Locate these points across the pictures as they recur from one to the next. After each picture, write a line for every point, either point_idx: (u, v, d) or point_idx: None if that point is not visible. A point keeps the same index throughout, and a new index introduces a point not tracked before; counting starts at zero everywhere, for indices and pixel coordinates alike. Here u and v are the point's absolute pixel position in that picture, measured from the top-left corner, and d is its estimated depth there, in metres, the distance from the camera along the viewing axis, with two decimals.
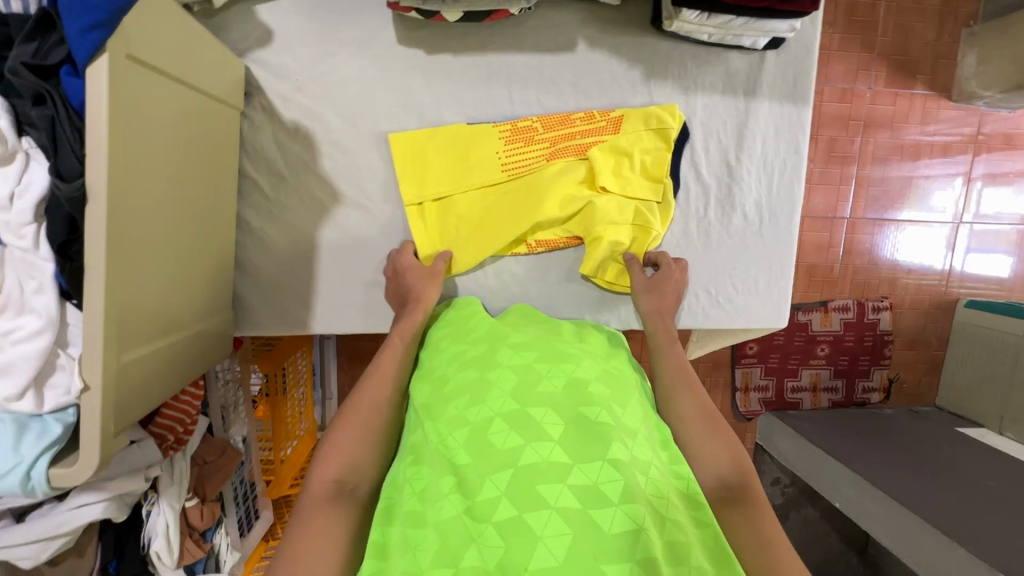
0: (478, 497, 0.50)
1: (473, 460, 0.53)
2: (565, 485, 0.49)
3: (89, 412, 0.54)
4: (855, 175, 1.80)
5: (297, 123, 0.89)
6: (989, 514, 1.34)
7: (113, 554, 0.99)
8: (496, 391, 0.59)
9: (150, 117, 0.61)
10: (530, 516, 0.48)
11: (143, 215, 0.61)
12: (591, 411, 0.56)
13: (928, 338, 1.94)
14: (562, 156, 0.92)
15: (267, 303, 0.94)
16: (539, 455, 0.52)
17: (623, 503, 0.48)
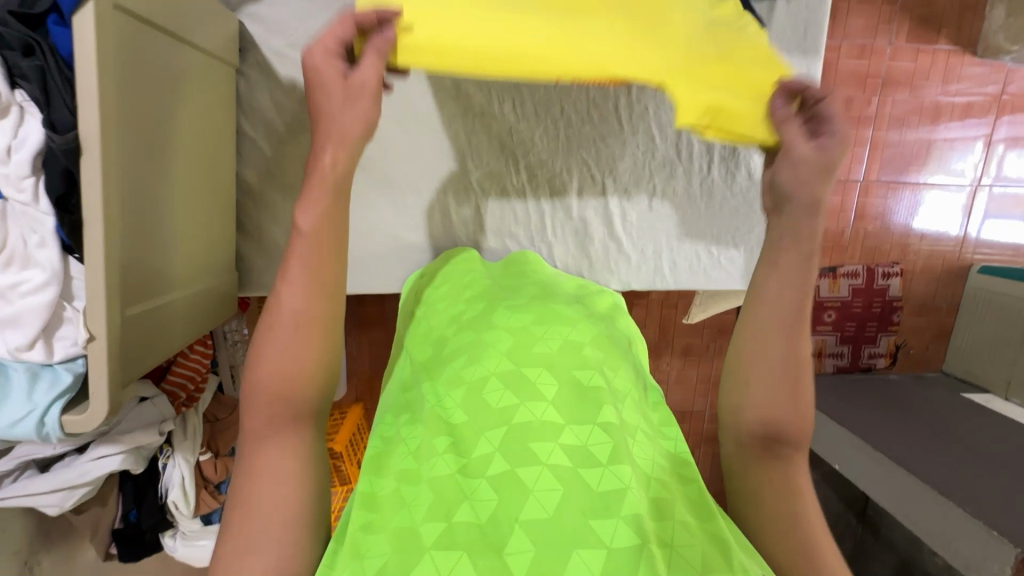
0: (472, 454, 0.51)
1: (468, 418, 0.54)
2: (557, 444, 0.50)
3: (96, 362, 0.56)
4: (870, 136, 1.75)
5: (293, 80, 0.88)
6: (990, 477, 1.36)
7: (133, 503, 1.04)
8: (492, 352, 0.59)
9: (136, 73, 0.60)
10: (522, 470, 0.48)
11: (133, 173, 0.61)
12: (585, 373, 0.56)
13: (939, 304, 1.91)
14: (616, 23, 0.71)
15: (272, 263, 0.95)
16: (532, 415, 0.52)
17: (611, 463, 0.48)
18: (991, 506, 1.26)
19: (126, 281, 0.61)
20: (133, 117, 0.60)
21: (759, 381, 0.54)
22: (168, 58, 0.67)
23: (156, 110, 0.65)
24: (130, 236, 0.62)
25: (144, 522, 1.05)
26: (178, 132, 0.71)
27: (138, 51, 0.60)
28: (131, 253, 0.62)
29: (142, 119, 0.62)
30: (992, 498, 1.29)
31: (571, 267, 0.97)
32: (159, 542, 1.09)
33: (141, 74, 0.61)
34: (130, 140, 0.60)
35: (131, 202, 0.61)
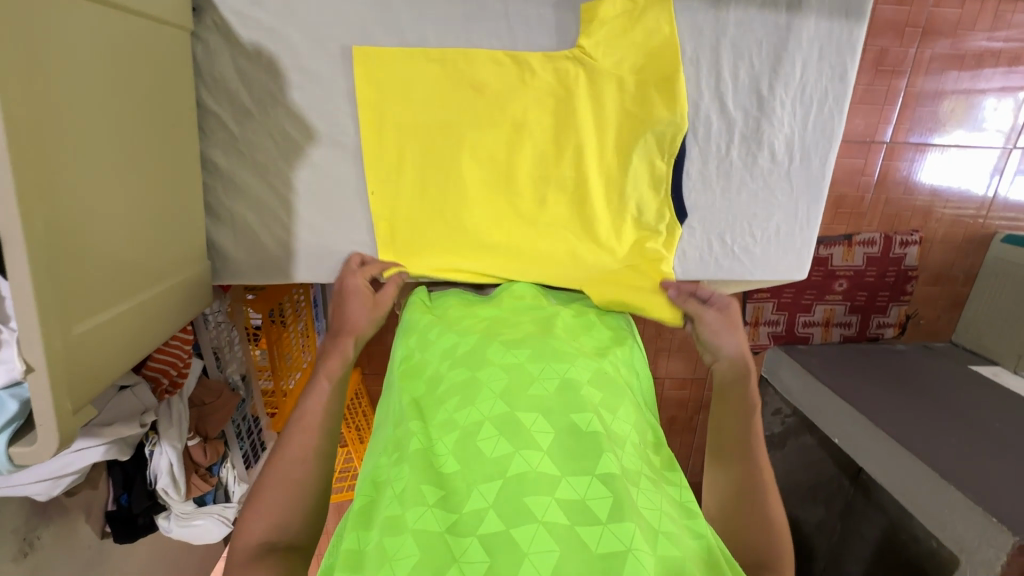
0: (463, 510, 0.54)
1: (460, 467, 0.58)
2: (553, 500, 0.53)
3: (39, 394, 0.51)
4: (904, 89, 1.60)
5: (257, 46, 0.77)
6: (993, 454, 1.33)
7: (122, 488, 1.03)
8: (486, 393, 0.64)
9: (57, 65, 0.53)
10: (517, 531, 0.52)
11: (69, 183, 0.55)
12: (583, 419, 0.60)
13: (955, 273, 1.83)
14: (556, 170, 0.86)
15: (247, 251, 0.87)
16: (527, 465, 0.56)
17: (610, 521, 0.52)
18: (989, 481, 1.24)
19: (70, 298, 0.55)
20: (70, 123, 0.55)
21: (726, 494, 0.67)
22: (102, 40, 0.59)
23: (97, 110, 0.59)
24: (81, 253, 0.57)
25: (135, 506, 1.03)
26: (129, 127, 0.64)
27: (63, 36, 0.54)
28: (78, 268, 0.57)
29: (86, 124, 0.57)
30: (990, 472, 1.26)
31: None
32: (154, 523, 1.09)
33: (74, 67, 0.56)
34: (69, 147, 0.55)
35: (75, 218, 0.56)
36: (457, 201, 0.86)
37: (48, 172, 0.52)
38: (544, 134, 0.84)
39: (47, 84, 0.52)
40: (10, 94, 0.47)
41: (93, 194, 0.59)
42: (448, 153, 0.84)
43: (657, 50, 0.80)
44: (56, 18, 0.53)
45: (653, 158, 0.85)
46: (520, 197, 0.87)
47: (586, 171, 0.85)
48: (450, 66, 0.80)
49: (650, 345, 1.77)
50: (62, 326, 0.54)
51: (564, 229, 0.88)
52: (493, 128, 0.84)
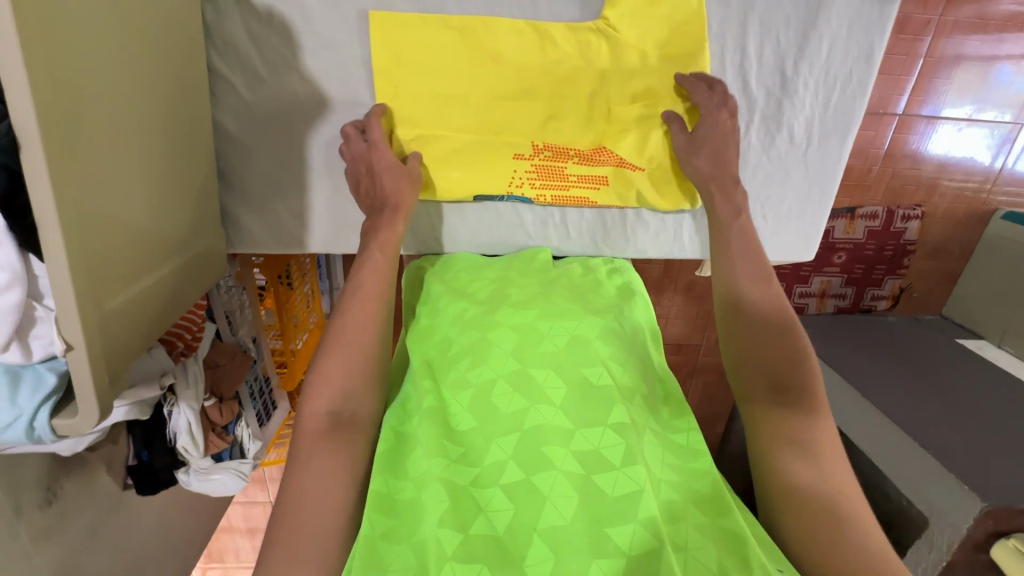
0: (485, 463, 0.65)
1: (477, 422, 0.69)
2: (568, 450, 0.64)
3: (79, 371, 0.53)
4: (925, 56, 1.56)
5: (270, 8, 0.74)
6: (968, 425, 1.39)
7: (142, 445, 1.06)
8: (496, 352, 0.74)
9: (88, 44, 0.52)
10: (536, 479, 0.62)
11: (103, 165, 0.56)
12: (592, 373, 0.72)
13: (952, 248, 1.85)
14: (578, 139, 0.85)
15: (262, 222, 0.87)
16: (542, 419, 0.67)
17: (623, 466, 0.63)
18: (959, 448, 1.31)
19: (104, 276, 0.56)
20: (99, 98, 0.55)
21: (754, 329, 0.73)
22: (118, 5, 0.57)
23: (120, 82, 0.58)
24: (119, 230, 0.59)
25: (156, 461, 1.07)
26: (149, 98, 0.63)
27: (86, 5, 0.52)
28: (113, 246, 0.58)
29: (111, 98, 0.57)
30: (957, 440, 1.34)
31: (583, 233, 0.94)
32: (173, 478, 1.13)
33: (99, 39, 0.54)
34: (100, 125, 0.55)
35: (107, 196, 0.57)
36: (483, 168, 0.86)
37: (82, 152, 0.52)
38: (570, 106, 0.82)
39: (76, 59, 0.51)
40: (44, 79, 0.46)
41: (121, 168, 0.59)
42: (465, 123, 0.83)
43: (683, 23, 0.78)
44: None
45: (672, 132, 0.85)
46: (541, 160, 0.86)
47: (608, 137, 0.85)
48: (470, 35, 0.77)
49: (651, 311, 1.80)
50: (95, 301, 0.55)
51: (587, 197, 0.89)
52: (517, 100, 0.82)
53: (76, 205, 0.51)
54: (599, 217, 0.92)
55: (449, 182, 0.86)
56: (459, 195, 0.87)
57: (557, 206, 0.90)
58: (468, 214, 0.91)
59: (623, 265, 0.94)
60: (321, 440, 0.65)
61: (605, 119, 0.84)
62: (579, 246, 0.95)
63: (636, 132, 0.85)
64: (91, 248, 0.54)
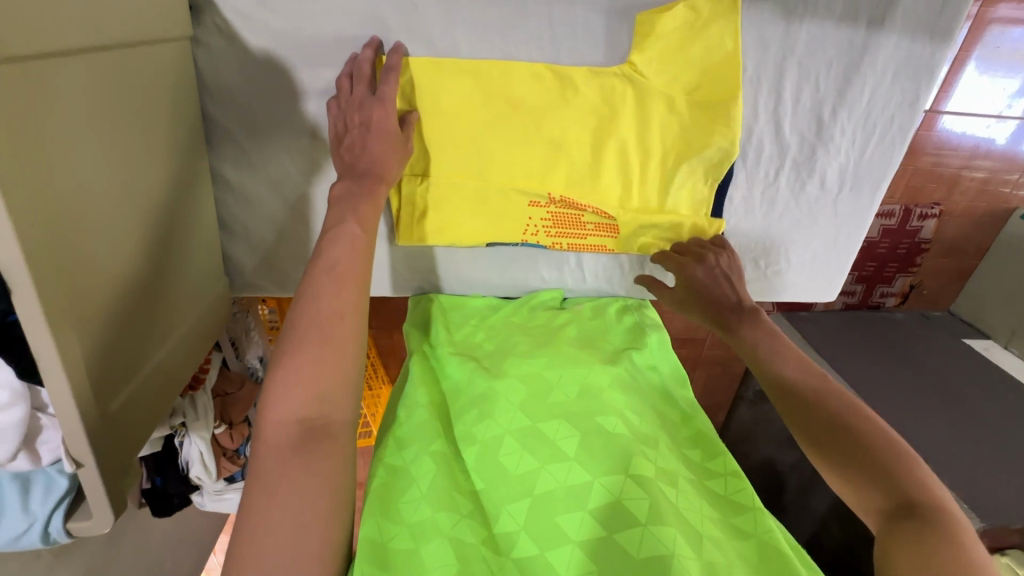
0: (496, 528, 0.63)
1: (486, 484, 0.67)
2: (586, 514, 0.61)
3: (91, 482, 0.52)
4: (969, 25, 1.22)
5: (267, 54, 0.68)
6: (984, 443, 1.22)
7: (156, 472, 1.06)
8: (504, 405, 0.73)
9: (65, 141, 0.48)
10: (551, 554, 0.59)
11: (96, 255, 0.52)
12: (608, 422, 0.69)
13: (966, 245, 1.54)
14: (599, 190, 0.80)
15: (268, 271, 0.84)
16: (553, 482, 0.64)
17: (650, 522, 0.59)
18: (968, 472, 1.15)
19: (107, 374, 0.54)
20: (85, 187, 0.51)
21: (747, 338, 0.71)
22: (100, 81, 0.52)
23: (109, 163, 0.54)
24: (121, 313, 0.56)
25: (170, 488, 1.08)
26: (140, 167, 0.59)
27: (61, 94, 0.47)
28: (115, 334, 0.55)
29: (100, 184, 0.53)
30: (967, 462, 1.17)
31: (599, 276, 0.91)
32: (188, 499, 1.15)
33: (78, 127, 0.50)
34: (88, 215, 0.51)
35: (107, 284, 0.54)
36: (495, 215, 0.82)
37: (71, 248, 0.49)
38: (591, 152, 0.77)
39: (55, 156, 0.47)
40: (20, 194, 0.43)
41: (120, 251, 0.56)
42: (477, 170, 0.78)
43: (717, 69, 0.72)
44: (47, 76, 0.46)
45: (698, 180, 0.80)
46: (558, 206, 0.81)
47: (633, 183, 0.80)
48: (485, 80, 0.72)
49: None
50: (100, 405, 0.53)
51: (605, 245, 0.86)
52: (535, 148, 0.77)
53: (71, 309, 0.48)
54: (615, 258, 0.89)
55: (459, 228, 0.82)
56: (469, 240, 0.84)
57: (573, 251, 0.88)
58: (480, 258, 0.88)
59: (633, 303, 0.92)
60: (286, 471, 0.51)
61: (627, 165, 0.79)
62: (592, 288, 0.93)
63: (660, 177, 0.80)
64: (92, 347, 0.52)
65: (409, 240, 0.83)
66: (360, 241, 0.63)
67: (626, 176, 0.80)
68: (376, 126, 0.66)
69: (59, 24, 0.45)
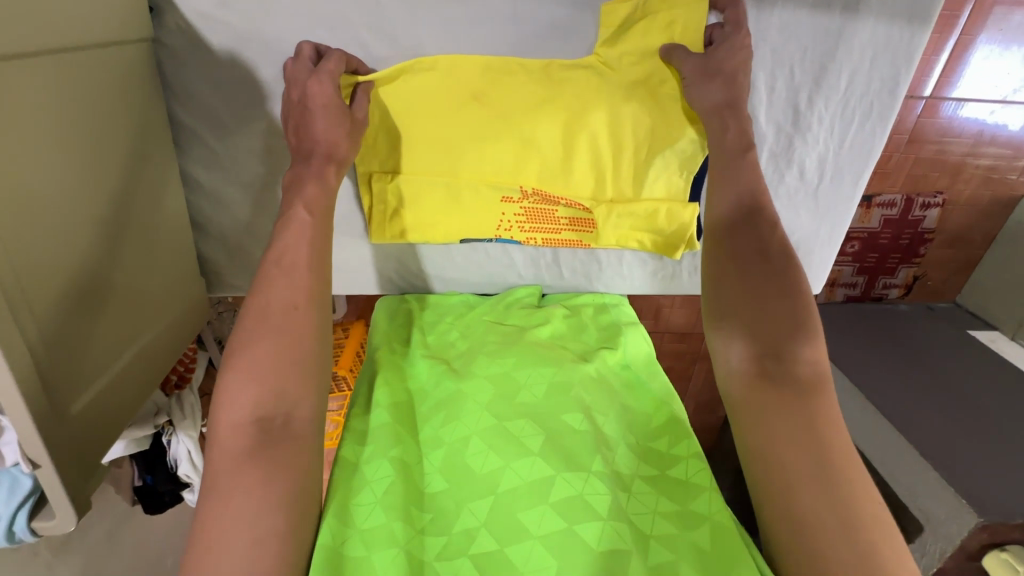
0: (452, 532, 0.62)
1: (448, 485, 0.67)
2: (547, 508, 0.61)
3: (51, 482, 0.52)
4: (969, 8, 1.18)
5: (231, 54, 0.68)
6: (989, 437, 1.17)
7: (146, 470, 1.08)
8: (470, 406, 0.72)
9: (21, 149, 0.49)
10: (510, 550, 0.59)
11: (58, 261, 0.54)
12: (574, 420, 0.70)
13: (973, 236, 1.48)
14: (572, 184, 0.79)
15: (244, 271, 0.84)
16: (516, 479, 0.64)
17: (608, 519, 0.60)
18: (967, 467, 1.11)
19: (65, 375, 0.55)
20: (42, 193, 0.52)
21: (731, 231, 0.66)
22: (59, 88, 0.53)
23: (72, 170, 0.55)
24: (80, 315, 0.57)
25: (159, 486, 1.09)
26: (107, 174, 0.60)
27: (17, 102, 0.48)
28: (73, 339, 0.56)
29: (63, 188, 0.54)
30: (968, 456, 1.12)
31: (577, 273, 0.91)
32: (179, 496, 1.15)
33: (34, 135, 0.51)
34: (49, 220, 0.53)
35: (69, 289, 0.55)
36: (468, 211, 0.81)
37: (28, 253, 0.50)
38: (562, 145, 0.76)
39: (11, 166, 0.48)
40: None
41: (85, 256, 0.57)
42: (446, 167, 0.77)
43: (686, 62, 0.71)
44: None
45: (673, 173, 0.79)
46: (530, 200, 0.81)
47: (605, 177, 0.79)
48: (452, 75, 0.71)
49: (642, 303, 1.60)
50: (59, 409, 0.54)
51: (582, 241, 0.85)
52: (505, 143, 0.76)
53: (19, 315, 0.49)
54: (592, 253, 0.88)
55: (432, 225, 0.82)
56: (443, 237, 0.84)
57: (549, 247, 0.87)
58: (456, 255, 0.87)
59: (611, 300, 0.91)
60: (242, 465, 0.52)
61: (598, 160, 0.78)
62: (570, 284, 0.92)
63: (633, 172, 0.79)
64: (47, 353, 0.52)
65: (384, 239, 0.83)
66: (315, 235, 0.63)
67: (599, 171, 0.78)
68: (331, 127, 0.65)
69: (9, 33, 0.46)
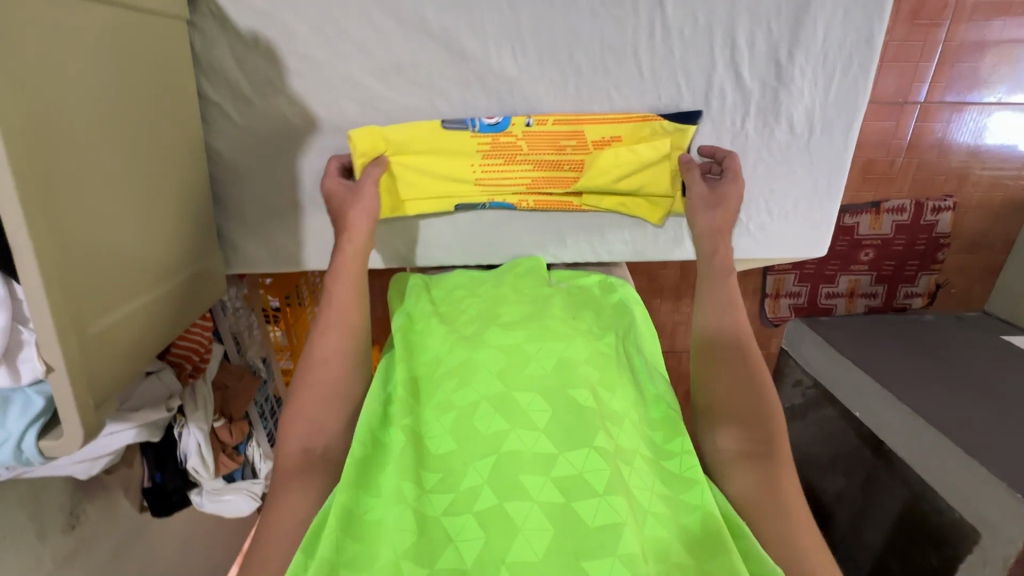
0: (461, 487, 0.58)
1: (455, 445, 0.62)
2: (547, 479, 0.57)
3: (61, 391, 0.54)
4: (950, 19, 1.24)
5: (254, 33, 0.75)
6: None
7: (155, 467, 1.08)
8: (482, 373, 0.67)
9: (58, 84, 0.55)
10: (510, 505, 0.56)
11: (74, 197, 0.57)
12: (580, 395, 0.64)
13: (991, 241, 1.45)
14: (554, 141, 0.83)
15: (262, 245, 0.88)
16: (520, 444, 0.60)
17: (605, 494, 0.55)
18: None
19: (81, 303, 0.57)
20: (58, 148, 0.55)
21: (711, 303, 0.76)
22: (77, 47, 0.57)
23: (99, 114, 0.60)
24: (93, 262, 0.60)
25: (169, 484, 1.09)
26: (128, 130, 0.65)
27: (60, 37, 0.55)
28: (89, 281, 0.59)
29: (86, 130, 0.59)
30: None
31: (579, 239, 0.92)
32: (187, 499, 1.14)
33: (69, 69, 0.56)
34: (72, 161, 0.57)
35: (83, 239, 0.58)
36: (458, 172, 0.85)
37: (55, 196, 0.54)
38: (544, 117, 0.81)
39: (47, 96, 0.53)
40: (17, 122, 0.49)
41: (98, 206, 0.61)
42: (437, 138, 0.82)
43: (670, 25, 0.77)
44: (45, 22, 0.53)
45: (652, 129, 0.82)
46: (517, 161, 0.85)
47: (586, 140, 0.83)
48: (452, 44, 0.77)
49: (657, 319, 1.58)
50: (78, 324, 0.57)
51: (570, 202, 0.88)
52: (503, 108, 0.81)
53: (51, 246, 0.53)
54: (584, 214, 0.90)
55: (429, 190, 0.86)
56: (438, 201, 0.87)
57: (540, 211, 0.89)
58: (461, 225, 0.90)
59: (616, 281, 0.91)
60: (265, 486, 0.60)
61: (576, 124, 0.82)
62: (575, 252, 0.93)
63: (613, 132, 0.83)
64: (73, 292, 0.56)
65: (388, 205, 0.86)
66: (350, 293, 0.75)
67: (579, 139, 0.83)
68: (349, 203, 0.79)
69: None
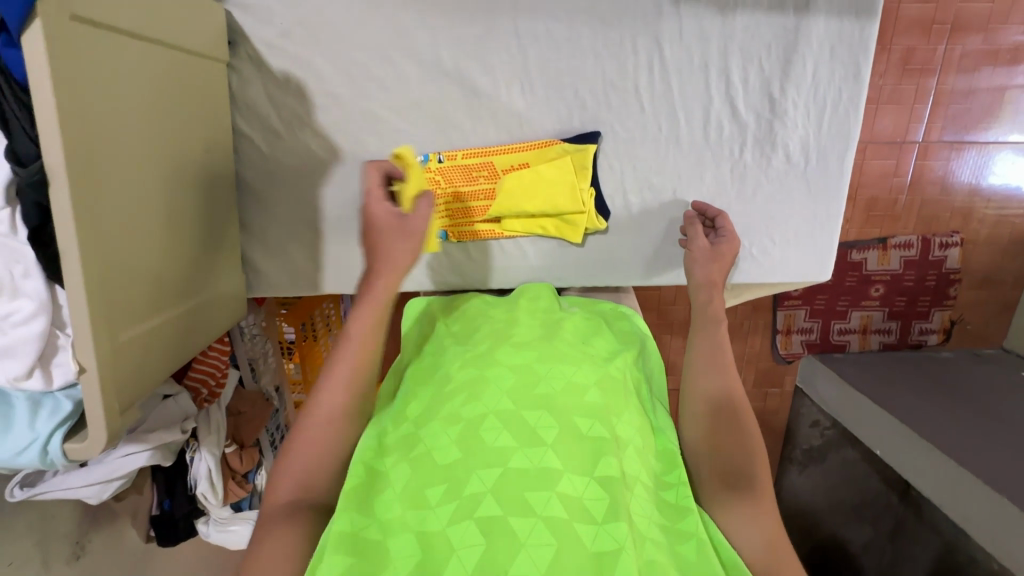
0: (464, 492, 0.58)
1: (460, 453, 0.61)
2: (552, 496, 0.56)
3: (90, 392, 0.57)
4: (940, 64, 1.30)
5: (286, 74, 0.83)
6: None
7: (165, 494, 1.07)
8: (492, 389, 0.67)
9: (112, 111, 0.60)
10: (516, 519, 0.55)
11: (115, 212, 0.61)
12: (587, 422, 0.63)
13: (1003, 277, 1.45)
14: (466, 172, 0.87)
15: (280, 270, 0.92)
16: (527, 460, 0.59)
17: (606, 521, 0.55)
18: None
19: (110, 313, 0.60)
20: (104, 168, 0.60)
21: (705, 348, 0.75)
22: (128, 82, 0.63)
23: (141, 138, 0.66)
24: (127, 277, 0.63)
25: (177, 511, 1.08)
26: (166, 158, 0.70)
27: (116, 71, 0.61)
28: (120, 293, 0.62)
29: (130, 152, 0.64)
30: None
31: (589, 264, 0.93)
32: (193, 528, 1.13)
33: (121, 99, 0.62)
34: (114, 181, 0.61)
35: (121, 256, 0.62)
36: None
37: (98, 211, 0.59)
38: (453, 153, 0.87)
39: (101, 121, 0.59)
40: (72, 145, 0.54)
41: (135, 222, 0.65)
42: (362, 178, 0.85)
43: (668, 63, 0.82)
44: (106, 60, 0.59)
45: (556, 156, 0.86)
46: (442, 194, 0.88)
47: (495, 171, 0.87)
48: (466, 82, 0.83)
49: (668, 355, 1.57)
50: (109, 333, 0.60)
51: (495, 229, 0.90)
52: (513, 139, 0.87)
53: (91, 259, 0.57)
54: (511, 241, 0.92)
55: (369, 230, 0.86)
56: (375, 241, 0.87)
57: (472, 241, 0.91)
58: (473, 251, 0.92)
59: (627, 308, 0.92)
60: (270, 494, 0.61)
61: (480, 157, 0.87)
62: (582, 275, 0.93)
63: (521, 164, 0.87)
64: (107, 302, 0.60)
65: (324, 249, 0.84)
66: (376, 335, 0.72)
67: (490, 171, 0.87)
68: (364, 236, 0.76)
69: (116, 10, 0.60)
